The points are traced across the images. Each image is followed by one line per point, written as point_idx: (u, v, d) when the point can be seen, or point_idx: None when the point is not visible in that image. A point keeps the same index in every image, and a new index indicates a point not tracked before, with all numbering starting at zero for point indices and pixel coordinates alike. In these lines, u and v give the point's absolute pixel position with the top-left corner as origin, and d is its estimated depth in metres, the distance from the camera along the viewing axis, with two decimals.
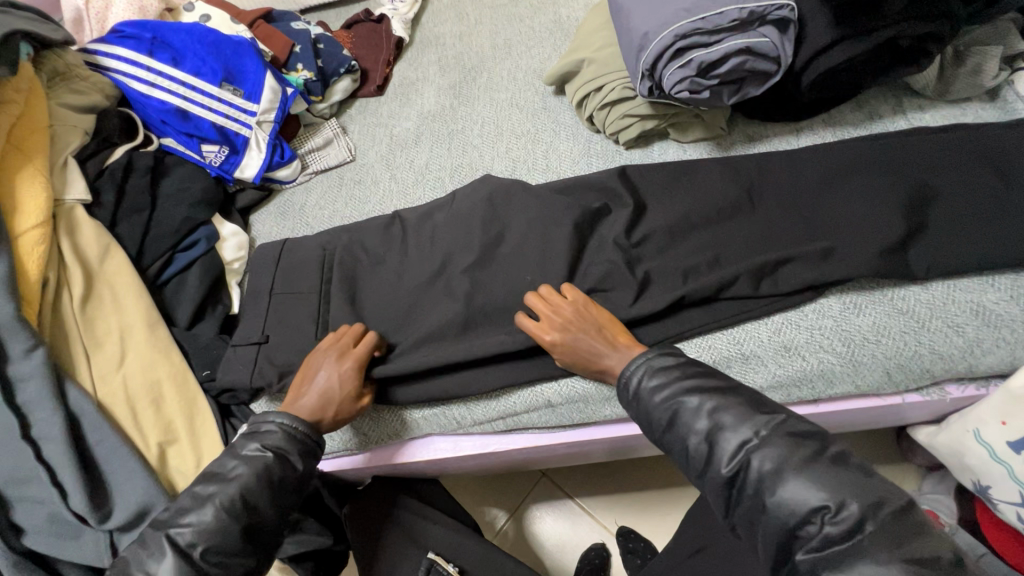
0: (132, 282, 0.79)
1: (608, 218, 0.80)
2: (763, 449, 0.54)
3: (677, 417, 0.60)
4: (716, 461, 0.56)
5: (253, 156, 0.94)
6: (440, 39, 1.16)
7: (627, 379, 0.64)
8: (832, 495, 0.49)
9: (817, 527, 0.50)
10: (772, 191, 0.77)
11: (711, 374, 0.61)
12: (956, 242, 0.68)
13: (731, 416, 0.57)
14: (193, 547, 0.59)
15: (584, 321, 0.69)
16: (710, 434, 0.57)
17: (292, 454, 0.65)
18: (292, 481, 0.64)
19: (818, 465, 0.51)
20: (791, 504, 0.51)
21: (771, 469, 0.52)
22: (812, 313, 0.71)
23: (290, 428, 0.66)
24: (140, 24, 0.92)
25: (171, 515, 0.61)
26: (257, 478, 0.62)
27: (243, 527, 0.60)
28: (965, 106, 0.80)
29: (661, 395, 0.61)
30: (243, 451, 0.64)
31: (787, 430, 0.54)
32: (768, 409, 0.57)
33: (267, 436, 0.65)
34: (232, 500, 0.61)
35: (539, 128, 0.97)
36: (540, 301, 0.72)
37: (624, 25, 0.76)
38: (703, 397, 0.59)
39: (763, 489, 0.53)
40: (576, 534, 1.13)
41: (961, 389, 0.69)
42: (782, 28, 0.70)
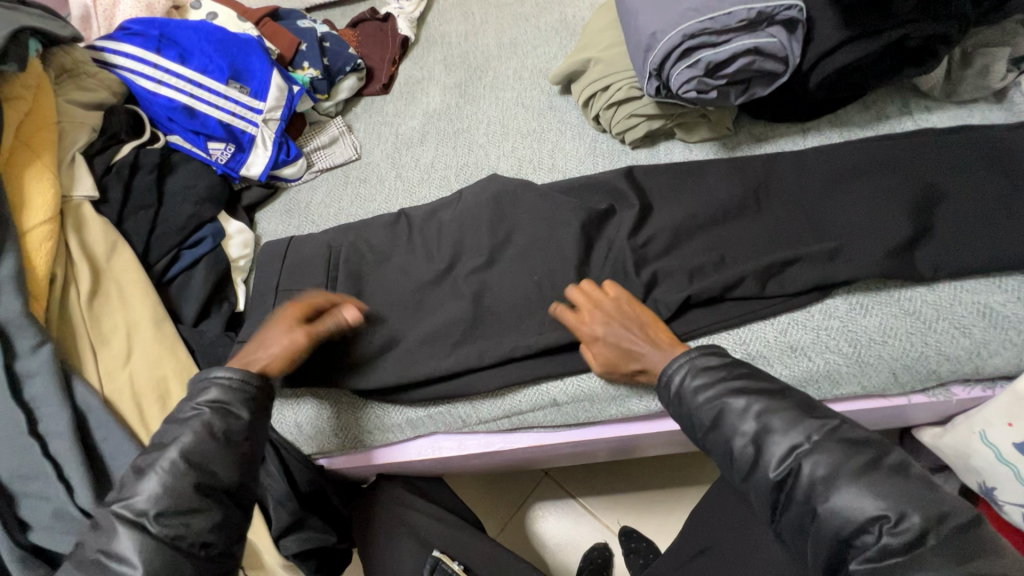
0: (139, 279, 0.80)
1: (614, 218, 0.80)
2: (815, 454, 0.53)
3: (722, 418, 0.59)
4: (763, 465, 0.55)
5: (258, 154, 0.94)
6: (446, 38, 1.16)
7: (669, 378, 0.63)
8: (891, 505, 0.49)
9: (873, 537, 0.49)
10: (779, 191, 0.77)
11: (760, 377, 0.60)
12: (964, 244, 0.68)
13: (780, 420, 0.55)
14: (145, 514, 0.55)
15: (628, 317, 0.69)
16: (757, 437, 0.56)
17: (234, 406, 0.62)
18: (239, 431, 0.61)
19: (874, 473, 0.51)
20: (848, 514, 0.50)
21: (824, 475, 0.52)
22: (819, 314, 0.71)
23: (235, 381, 0.63)
24: (148, 21, 0.92)
25: (118, 494, 0.57)
26: (199, 436, 0.59)
27: (195, 484, 0.57)
28: (972, 108, 0.80)
29: (705, 395, 0.60)
30: (181, 413, 0.61)
31: (841, 436, 0.53)
32: (819, 414, 0.56)
33: (203, 393, 0.62)
34: (174, 463, 0.57)
35: (545, 127, 0.97)
36: (582, 294, 0.72)
37: (631, 24, 0.76)
38: (750, 398, 0.58)
39: (814, 495, 0.52)
40: (578, 533, 1.14)
41: (968, 391, 0.69)
42: (790, 28, 0.70)
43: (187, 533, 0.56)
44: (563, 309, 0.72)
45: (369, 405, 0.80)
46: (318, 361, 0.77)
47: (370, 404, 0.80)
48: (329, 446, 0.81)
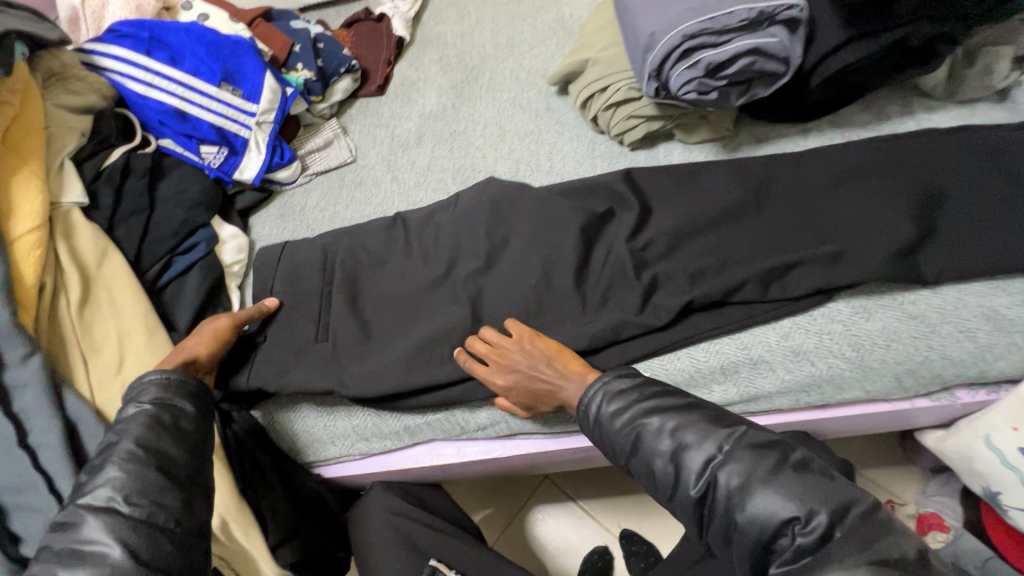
0: (131, 286, 0.78)
1: (614, 222, 0.79)
2: (728, 464, 0.53)
3: (640, 441, 0.59)
4: (683, 482, 0.56)
5: (252, 157, 0.93)
6: (441, 38, 1.14)
7: (588, 407, 0.64)
8: (798, 505, 0.49)
9: (789, 539, 0.50)
10: (782, 191, 0.76)
11: (670, 394, 0.61)
12: (969, 246, 0.67)
13: (692, 434, 0.56)
14: (113, 501, 0.54)
15: (537, 354, 0.70)
16: (674, 455, 0.57)
17: (177, 400, 0.62)
18: (188, 420, 0.62)
19: (783, 475, 0.51)
20: (761, 517, 0.50)
21: (738, 484, 0.52)
22: (821, 318, 0.70)
23: (164, 379, 0.63)
24: (137, 23, 0.90)
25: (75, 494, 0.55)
26: (149, 428, 0.58)
27: (159, 468, 0.56)
28: (975, 107, 0.79)
29: (622, 419, 0.61)
30: (122, 414, 0.60)
31: (749, 442, 0.54)
32: (729, 421, 0.57)
33: (142, 393, 0.62)
34: (132, 450, 0.56)
35: (542, 128, 0.95)
36: (485, 343, 0.72)
37: (629, 24, 0.76)
38: (664, 417, 0.59)
39: (732, 505, 0.52)
40: (578, 537, 1.13)
41: (972, 394, 0.69)
42: (792, 28, 0.68)
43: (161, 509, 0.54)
44: (468, 357, 0.72)
45: (366, 412, 0.79)
46: (314, 368, 0.75)
47: (367, 411, 0.79)
48: (329, 454, 0.80)
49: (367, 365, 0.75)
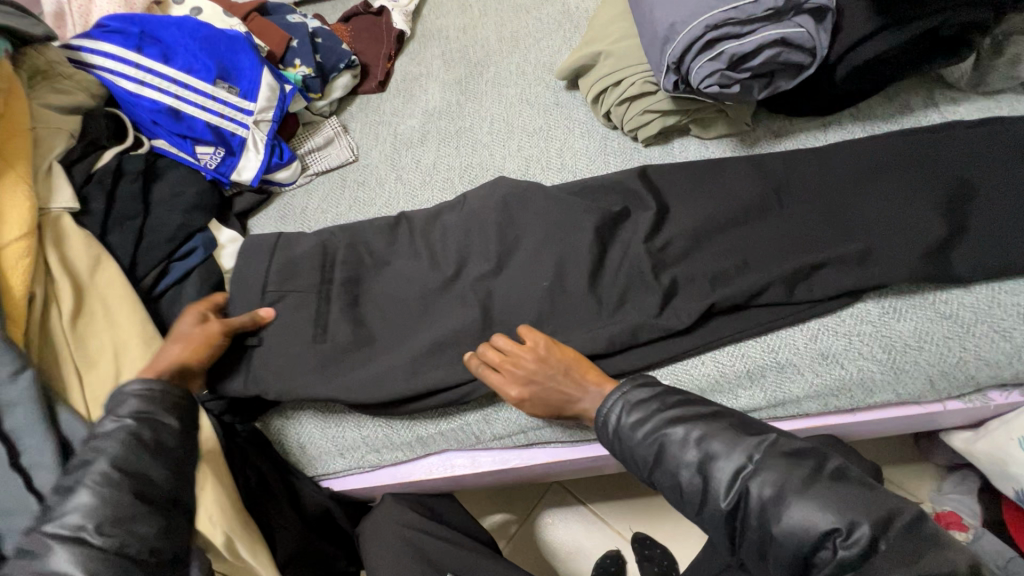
0: (127, 296, 0.74)
1: (630, 221, 0.76)
2: (761, 474, 0.50)
3: (664, 451, 0.57)
4: (713, 494, 0.53)
5: (250, 157, 0.89)
6: (443, 32, 1.11)
7: (607, 416, 0.61)
8: (839, 515, 0.47)
9: (829, 552, 0.47)
10: (804, 187, 0.73)
11: (693, 403, 0.58)
12: (1000, 242, 0.65)
13: (719, 445, 0.54)
14: (82, 530, 0.50)
15: (553, 365, 0.66)
16: (701, 466, 0.54)
17: (161, 414, 0.58)
18: (172, 437, 0.57)
19: (818, 484, 0.49)
20: (799, 530, 0.48)
21: (771, 495, 0.49)
22: (850, 319, 0.67)
23: (146, 390, 0.58)
24: (127, 18, 0.86)
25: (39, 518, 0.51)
26: (129, 448, 0.54)
27: (134, 492, 0.52)
28: (1000, 98, 0.76)
29: (643, 429, 0.58)
30: (99, 428, 0.55)
31: (780, 450, 0.51)
32: (756, 429, 0.54)
33: (121, 406, 0.57)
34: (107, 474, 0.52)
35: (552, 124, 0.92)
36: (498, 351, 0.68)
37: (647, 16, 0.72)
38: (688, 426, 0.56)
39: (767, 518, 0.49)
40: (589, 541, 1.10)
41: (1004, 396, 0.67)
42: (819, 18, 0.65)
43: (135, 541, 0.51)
44: (479, 364, 0.69)
45: (377, 422, 0.75)
46: (320, 377, 0.72)
47: (377, 421, 0.76)
48: (338, 466, 0.77)
49: (376, 371, 0.71)
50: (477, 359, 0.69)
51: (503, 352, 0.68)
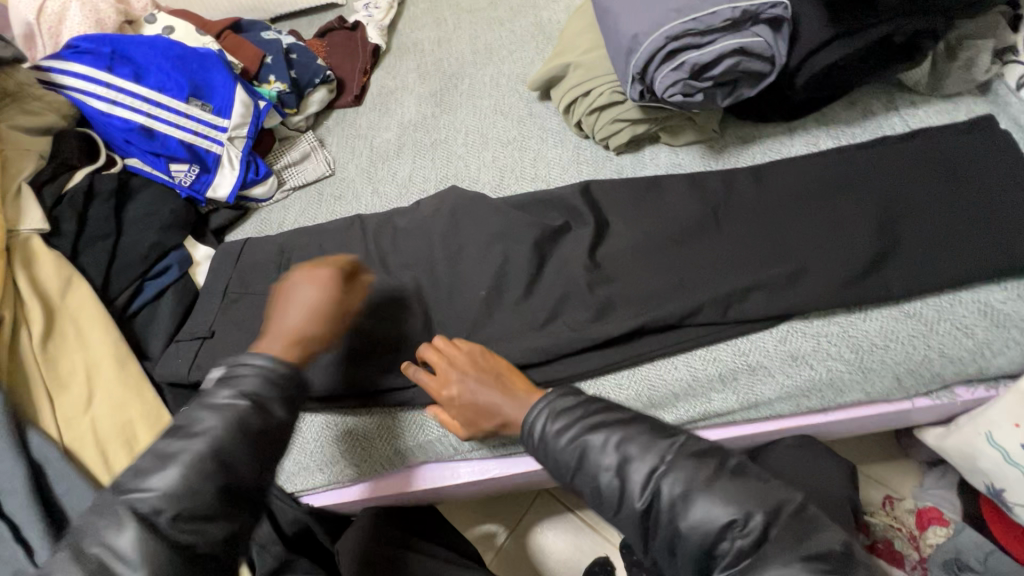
0: (98, 315, 0.74)
1: (570, 236, 0.77)
2: (673, 473, 0.48)
3: (585, 458, 0.52)
4: (627, 496, 0.50)
5: (225, 174, 0.89)
6: (419, 45, 1.12)
7: (530, 425, 0.56)
8: (737, 506, 0.46)
9: (728, 544, 0.46)
10: (769, 192, 0.75)
11: (610, 406, 0.55)
12: (956, 241, 0.67)
13: (636, 446, 0.51)
14: (159, 514, 0.46)
15: (480, 372, 0.67)
16: (620, 469, 0.51)
17: (272, 404, 0.52)
18: (276, 432, 0.52)
19: (723, 478, 0.48)
20: (703, 524, 0.46)
21: (681, 493, 0.48)
22: (817, 321, 0.68)
23: (271, 370, 0.53)
24: (98, 38, 0.86)
25: (126, 477, 0.48)
26: (233, 433, 0.49)
27: (221, 487, 0.48)
28: (957, 101, 0.78)
29: (563, 435, 0.54)
30: (212, 399, 0.51)
31: (692, 449, 0.50)
32: (671, 430, 0.52)
33: (242, 382, 0.52)
34: (202, 459, 0.48)
35: (526, 135, 0.93)
36: (435, 350, 0.70)
37: (611, 26, 0.74)
38: (609, 431, 0.52)
39: (675, 515, 0.48)
40: (579, 551, 1.10)
41: (971, 392, 0.68)
42: (775, 27, 0.67)
43: (201, 541, 0.46)
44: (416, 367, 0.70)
45: (354, 436, 0.75)
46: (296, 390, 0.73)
47: (354, 433, 0.76)
48: (316, 481, 0.77)
49: (348, 388, 0.73)
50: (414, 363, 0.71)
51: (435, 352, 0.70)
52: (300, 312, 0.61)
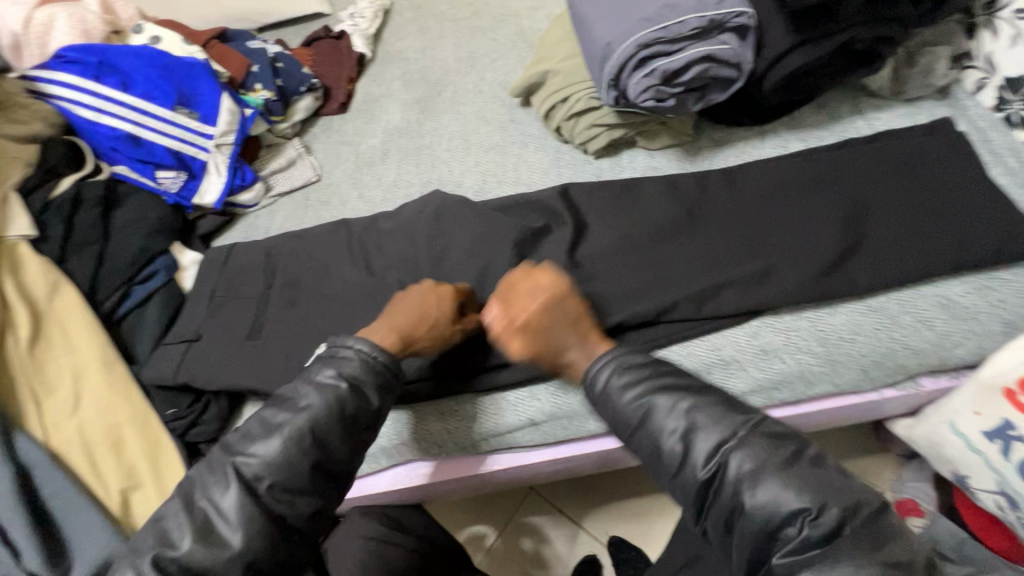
0: (84, 320, 0.75)
1: (550, 237, 0.79)
2: (741, 449, 0.53)
3: (649, 416, 0.58)
4: (691, 462, 0.55)
5: (212, 180, 0.91)
6: (403, 53, 1.14)
7: (592, 377, 0.62)
8: (805, 495, 0.50)
9: (795, 530, 0.50)
10: (741, 192, 0.78)
11: (681, 376, 0.60)
12: (918, 238, 0.70)
13: (704, 417, 0.56)
14: (260, 480, 0.56)
15: (558, 309, 0.67)
16: (685, 435, 0.56)
17: (368, 387, 0.61)
18: (366, 417, 0.60)
19: (796, 466, 0.52)
20: (767, 507, 0.51)
21: (749, 470, 0.52)
22: (787, 316, 0.71)
23: (370, 358, 0.62)
24: (84, 48, 0.87)
25: (237, 440, 0.58)
26: (331, 412, 0.58)
27: (312, 463, 0.57)
28: (920, 105, 0.82)
29: (631, 393, 0.59)
30: (316, 376, 0.61)
31: (763, 431, 0.54)
32: (744, 409, 0.57)
33: (344, 364, 0.61)
34: (302, 434, 0.57)
35: (508, 140, 0.96)
36: (512, 279, 0.70)
37: (586, 34, 0.76)
38: (678, 397, 0.58)
39: (740, 490, 0.52)
40: (569, 550, 1.11)
41: (935, 381, 0.71)
42: (742, 35, 0.70)
43: (291, 512, 0.56)
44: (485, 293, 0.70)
45: None
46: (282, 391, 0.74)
47: None
48: None
49: None
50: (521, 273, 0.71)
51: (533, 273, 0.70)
52: (407, 312, 0.67)
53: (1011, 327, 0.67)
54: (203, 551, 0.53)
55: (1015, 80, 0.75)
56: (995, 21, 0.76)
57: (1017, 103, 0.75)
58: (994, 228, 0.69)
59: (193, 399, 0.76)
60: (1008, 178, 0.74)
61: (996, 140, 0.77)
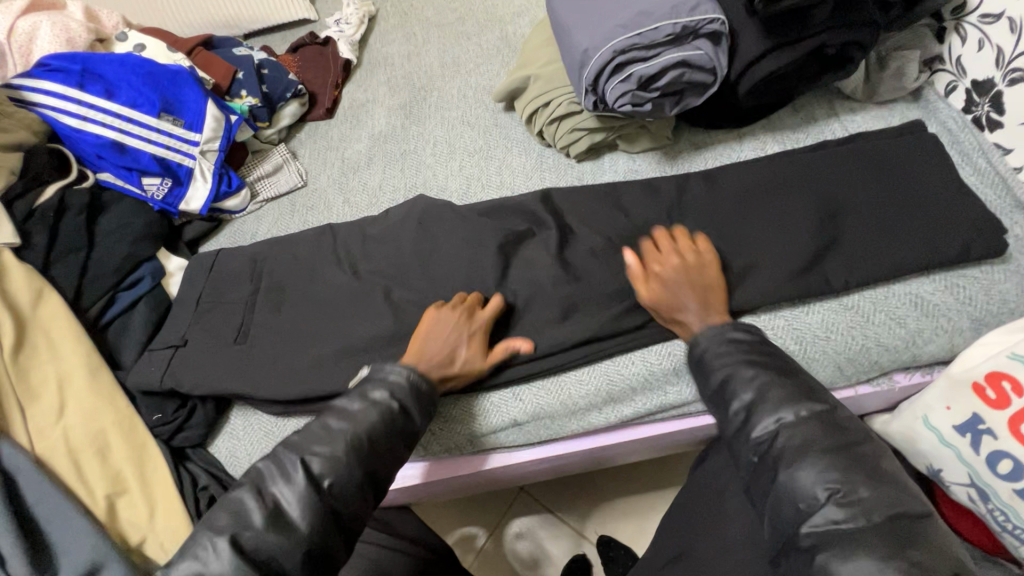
0: (69, 327, 0.75)
1: (533, 239, 0.80)
2: (798, 428, 0.55)
3: (726, 384, 0.61)
4: (748, 430, 0.58)
5: (198, 187, 0.91)
6: (389, 59, 1.15)
7: (694, 338, 0.65)
8: (842, 479, 0.52)
9: (820, 506, 0.52)
10: (720, 193, 0.79)
11: (777, 356, 0.62)
12: (890, 237, 0.72)
13: (779, 393, 0.58)
14: (322, 478, 0.57)
15: (694, 271, 0.70)
16: (751, 406, 0.58)
17: (412, 410, 0.63)
18: (409, 435, 0.63)
19: (841, 455, 0.53)
20: (799, 483, 0.53)
21: (796, 446, 0.54)
22: (764, 315, 0.72)
23: (417, 382, 0.64)
24: (68, 57, 0.88)
25: (302, 439, 0.59)
26: (383, 425, 0.60)
27: (365, 471, 0.58)
28: (892, 107, 0.84)
29: (722, 358, 0.62)
30: (372, 393, 0.62)
31: (827, 420, 0.56)
32: (818, 398, 0.58)
33: (396, 384, 0.63)
34: (358, 440, 0.59)
35: (491, 144, 0.97)
36: (658, 236, 0.74)
37: (566, 40, 0.78)
38: (758, 372, 0.60)
39: (781, 460, 0.55)
40: (559, 549, 1.12)
41: (908, 377, 0.74)
42: (716, 41, 0.72)
43: (345, 509, 0.57)
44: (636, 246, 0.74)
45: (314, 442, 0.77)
46: (268, 395, 0.75)
47: None
48: None
49: (319, 392, 0.74)
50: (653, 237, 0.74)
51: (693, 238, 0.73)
52: (442, 343, 0.69)
53: (979, 324, 0.69)
54: (273, 538, 0.53)
55: (981, 83, 0.77)
56: (964, 25, 0.77)
57: (983, 105, 0.77)
58: (965, 226, 0.70)
59: (179, 404, 0.77)
60: (975, 179, 0.76)
61: (964, 142, 0.79)
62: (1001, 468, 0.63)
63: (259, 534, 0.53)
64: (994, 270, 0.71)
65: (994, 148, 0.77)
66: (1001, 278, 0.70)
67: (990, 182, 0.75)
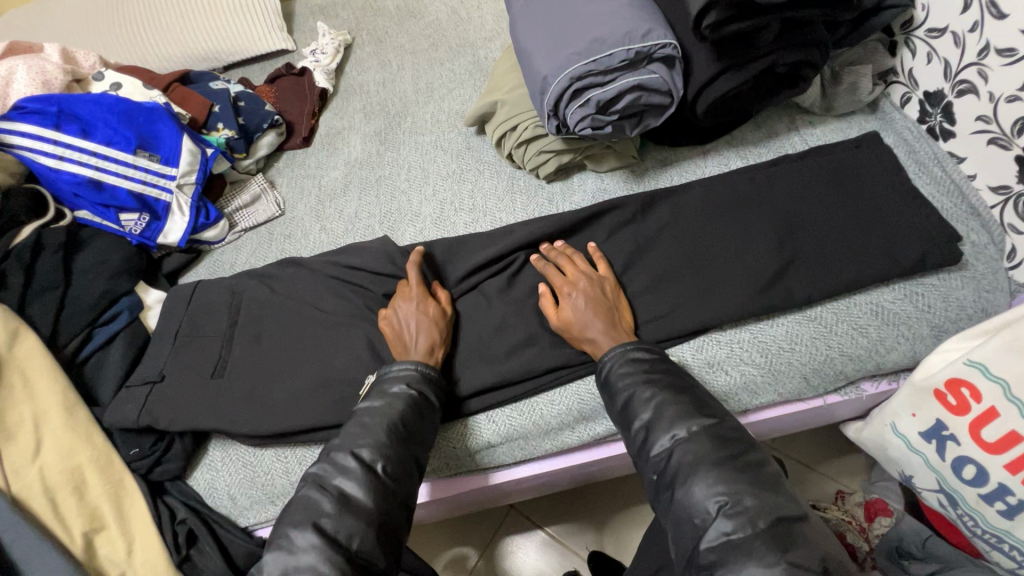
0: (45, 365, 0.76)
1: (502, 262, 0.81)
2: (689, 443, 0.58)
3: (630, 401, 0.64)
4: (648, 448, 0.61)
5: (176, 220, 0.93)
6: (364, 86, 1.17)
7: (602, 362, 0.68)
8: (729, 490, 0.54)
9: (712, 520, 0.53)
10: (684, 209, 0.80)
11: (676, 374, 0.65)
12: (847, 250, 0.73)
13: (673, 410, 0.61)
14: (375, 464, 0.61)
15: (599, 293, 0.73)
16: (651, 423, 0.61)
17: (428, 393, 0.68)
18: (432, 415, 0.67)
19: (730, 465, 0.56)
20: (693, 498, 0.55)
21: (690, 461, 0.57)
22: (729, 330, 0.74)
23: (424, 370, 0.69)
24: (44, 99, 0.88)
25: (343, 441, 0.62)
26: (413, 412, 0.65)
27: (405, 451, 0.63)
28: (850, 120, 0.87)
29: (624, 380, 0.65)
30: (389, 389, 0.67)
31: (716, 432, 0.58)
32: (711, 410, 0.61)
33: (405, 377, 0.68)
34: (391, 427, 0.63)
35: (463, 168, 0.99)
36: (569, 260, 0.77)
37: (528, 66, 0.80)
38: (657, 390, 0.63)
39: (677, 479, 0.57)
40: (549, 567, 1.11)
41: (875, 386, 0.75)
42: (670, 64, 0.74)
43: (395, 488, 0.61)
44: (545, 263, 0.78)
45: (286, 455, 0.78)
46: (243, 429, 0.76)
47: (284, 458, 0.77)
48: (268, 514, 0.77)
49: (295, 422, 0.75)
50: (541, 259, 0.79)
51: (596, 262, 0.77)
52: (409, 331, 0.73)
53: (939, 330, 0.71)
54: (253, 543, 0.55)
55: (933, 95, 0.79)
56: (913, 40, 0.79)
57: (936, 116, 0.79)
58: (921, 237, 0.72)
59: (157, 438, 0.78)
60: (931, 187, 0.78)
61: (921, 151, 0.81)
62: (965, 472, 0.64)
63: (332, 517, 0.57)
64: (951, 277, 0.73)
65: (949, 156, 0.78)
66: (957, 284, 0.72)
67: (946, 191, 0.77)
